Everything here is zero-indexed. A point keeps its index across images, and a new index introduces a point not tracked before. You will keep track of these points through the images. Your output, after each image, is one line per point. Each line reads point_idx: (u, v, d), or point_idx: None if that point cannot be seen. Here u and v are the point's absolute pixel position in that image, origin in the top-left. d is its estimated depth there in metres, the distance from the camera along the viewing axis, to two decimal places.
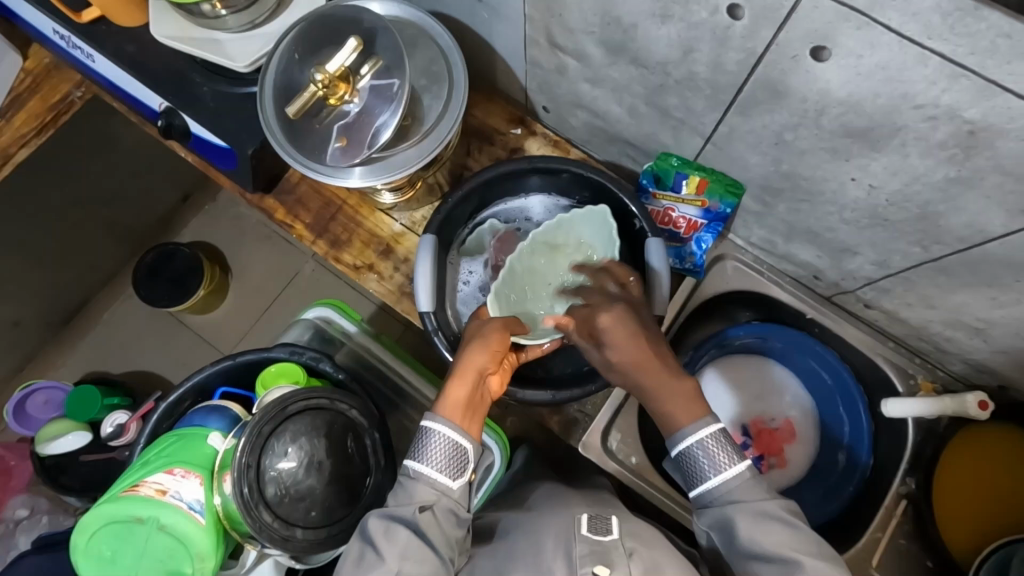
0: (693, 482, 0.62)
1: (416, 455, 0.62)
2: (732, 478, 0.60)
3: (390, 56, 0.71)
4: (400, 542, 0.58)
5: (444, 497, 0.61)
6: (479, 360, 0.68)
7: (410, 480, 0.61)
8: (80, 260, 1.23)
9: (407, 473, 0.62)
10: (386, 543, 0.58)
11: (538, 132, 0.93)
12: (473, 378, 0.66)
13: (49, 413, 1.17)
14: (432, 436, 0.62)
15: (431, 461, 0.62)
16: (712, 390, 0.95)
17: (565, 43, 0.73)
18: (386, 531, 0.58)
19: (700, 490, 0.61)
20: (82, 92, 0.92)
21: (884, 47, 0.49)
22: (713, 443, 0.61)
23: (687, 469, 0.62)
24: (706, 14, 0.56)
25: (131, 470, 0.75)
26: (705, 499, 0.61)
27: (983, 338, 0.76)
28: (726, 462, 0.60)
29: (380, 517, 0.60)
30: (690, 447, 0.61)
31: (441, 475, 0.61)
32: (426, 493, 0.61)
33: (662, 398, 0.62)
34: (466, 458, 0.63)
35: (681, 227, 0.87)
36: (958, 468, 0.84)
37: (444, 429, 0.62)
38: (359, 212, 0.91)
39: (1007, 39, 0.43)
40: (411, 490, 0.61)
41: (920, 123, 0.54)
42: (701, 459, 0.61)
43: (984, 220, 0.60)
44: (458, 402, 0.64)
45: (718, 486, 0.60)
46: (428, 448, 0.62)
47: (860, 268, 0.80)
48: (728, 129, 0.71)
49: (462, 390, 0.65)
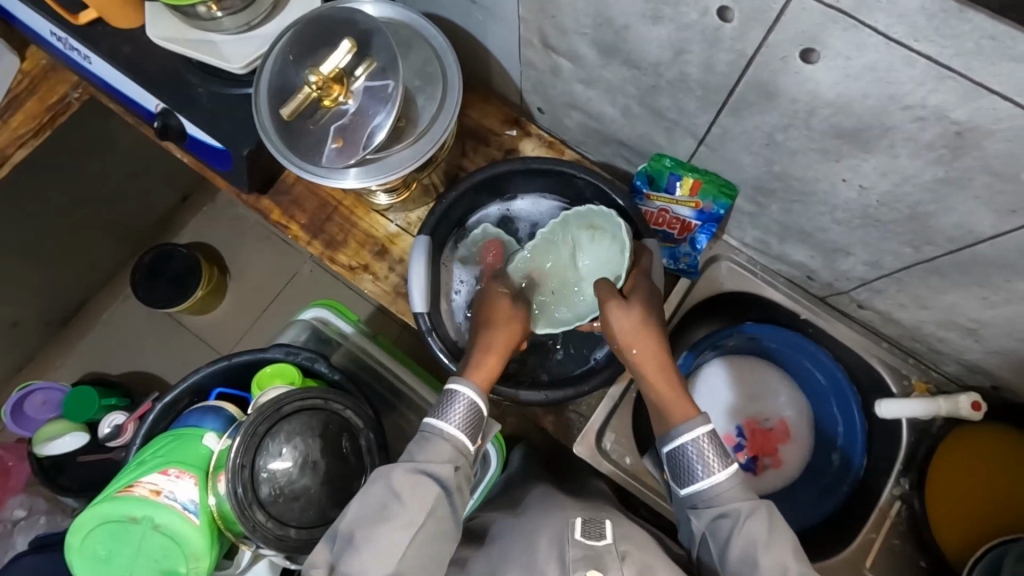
0: (683, 480, 0.64)
1: (444, 414, 0.66)
2: (723, 479, 0.62)
3: (384, 58, 0.72)
4: (431, 495, 0.60)
5: (465, 460, 0.65)
6: (506, 336, 0.75)
7: (436, 437, 0.65)
8: (79, 261, 1.23)
9: (433, 429, 0.65)
10: (416, 494, 0.60)
11: (533, 133, 0.93)
12: (499, 354, 0.73)
13: (47, 413, 1.17)
14: (461, 396, 0.67)
15: (456, 421, 0.66)
16: (705, 395, 0.95)
17: (559, 44, 0.73)
18: (416, 484, 0.60)
19: (690, 490, 0.63)
20: (79, 93, 0.92)
21: (872, 48, 0.49)
22: (707, 442, 0.64)
23: (680, 467, 0.64)
24: (696, 16, 0.56)
25: (126, 470, 0.75)
26: (694, 499, 0.63)
27: (975, 338, 0.76)
28: (718, 465, 0.63)
29: (408, 468, 0.62)
30: (682, 444, 0.64)
31: (466, 438, 0.65)
32: (452, 452, 0.64)
33: (665, 397, 0.69)
34: (484, 421, 0.68)
35: (675, 228, 0.88)
36: (952, 470, 0.84)
37: (475, 390, 0.67)
38: (355, 213, 0.92)
39: (992, 40, 0.43)
40: (439, 448, 0.64)
41: (909, 124, 0.54)
42: (692, 458, 0.63)
43: (973, 221, 0.60)
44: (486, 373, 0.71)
45: (710, 488, 0.62)
46: (452, 406, 0.66)
47: (853, 269, 0.80)
48: (721, 130, 0.71)
49: (489, 364, 0.72)
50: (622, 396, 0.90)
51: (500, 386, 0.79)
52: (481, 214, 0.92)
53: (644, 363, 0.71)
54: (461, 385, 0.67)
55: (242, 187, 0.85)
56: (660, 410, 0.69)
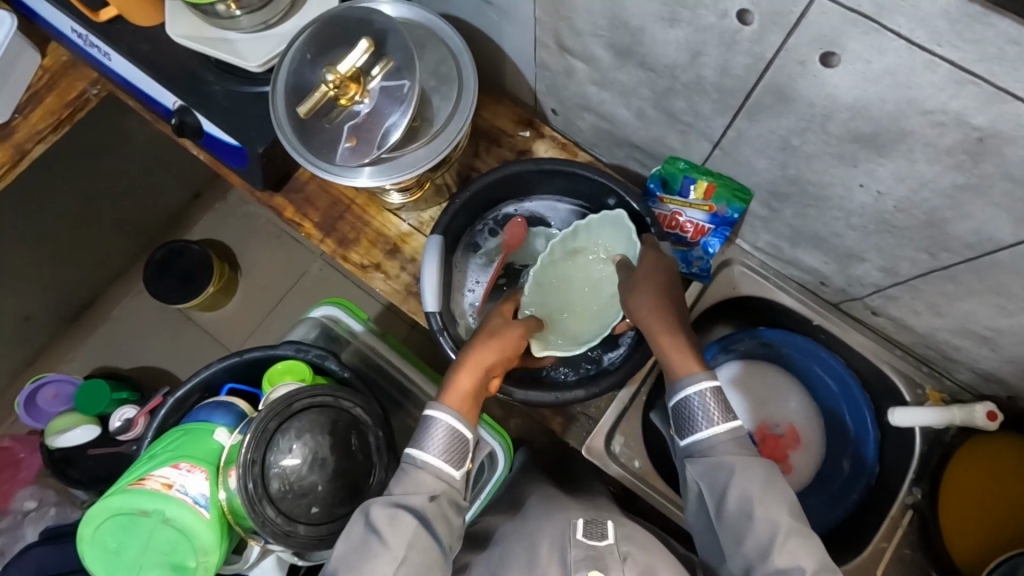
0: (684, 431, 0.64)
1: (425, 444, 0.63)
2: (722, 431, 0.62)
3: (400, 57, 0.72)
4: (408, 531, 0.58)
5: (447, 487, 0.63)
6: (490, 354, 0.70)
7: (416, 469, 0.62)
8: (93, 255, 1.24)
9: (412, 460, 0.63)
10: (394, 531, 0.58)
11: (546, 134, 0.93)
12: (481, 374, 0.68)
13: (59, 406, 1.18)
14: (438, 420, 0.64)
15: (434, 449, 0.63)
16: (727, 394, 0.95)
17: (575, 46, 0.73)
18: (395, 520, 0.59)
19: (689, 440, 0.64)
20: (98, 89, 0.93)
21: (892, 52, 0.49)
22: (712, 397, 0.64)
23: (682, 418, 0.65)
24: (714, 19, 0.56)
25: (138, 464, 0.75)
26: (692, 449, 0.64)
27: (990, 347, 0.76)
28: (719, 418, 0.63)
29: (386, 503, 0.60)
30: (686, 396, 0.64)
31: (446, 465, 0.63)
32: (433, 483, 0.62)
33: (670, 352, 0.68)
34: (468, 447, 0.65)
35: (688, 231, 0.88)
36: (964, 476, 0.84)
37: (454, 416, 0.64)
38: (367, 211, 0.92)
39: (1016, 45, 0.43)
40: (418, 479, 0.62)
41: (928, 129, 0.53)
42: (695, 410, 0.64)
43: (992, 228, 0.59)
44: (466, 394, 0.66)
45: (709, 437, 0.63)
46: (431, 434, 0.64)
47: (868, 275, 0.79)
48: (736, 133, 0.71)
49: (469, 383, 0.67)
50: (632, 399, 0.89)
51: (514, 389, 0.78)
52: (494, 214, 0.92)
53: (645, 322, 0.70)
54: (437, 409, 0.64)
55: (257, 185, 0.85)
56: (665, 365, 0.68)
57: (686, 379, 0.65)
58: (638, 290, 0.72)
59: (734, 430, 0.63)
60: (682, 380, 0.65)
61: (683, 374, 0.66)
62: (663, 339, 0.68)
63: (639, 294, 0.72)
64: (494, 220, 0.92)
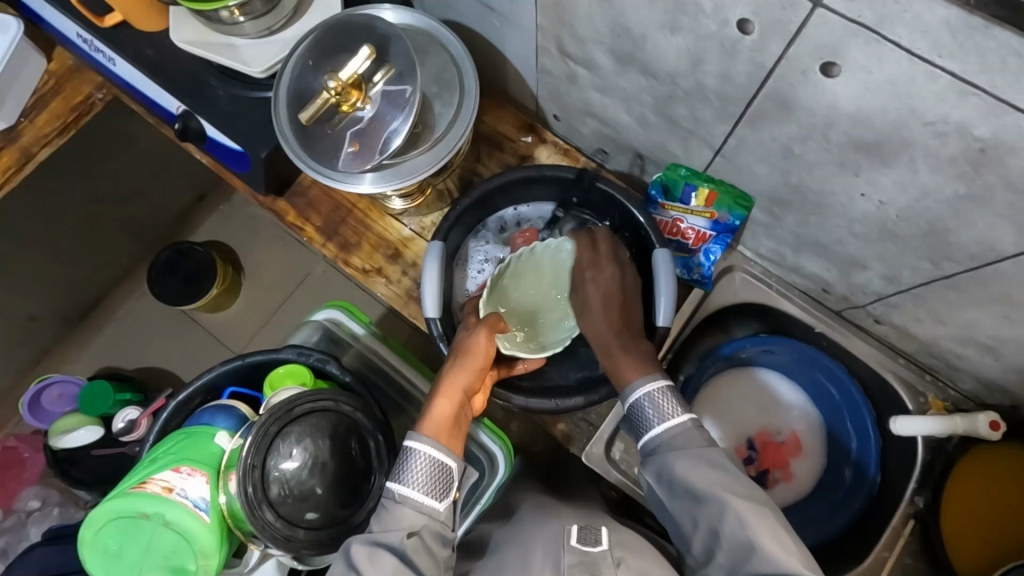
0: (639, 431, 0.66)
1: (403, 477, 0.62)
2: (674, 425, 0.64)
3: (402, 63, 0.72)
4: (387, 567, 0.56)
5: (431, 520, 0.61)
6: (467, 377, 0.70)
7: (395, 504, 0.61)
8: (99, 256, 1.25)
9: (392, 496, 0.62)
10: (371, 567, 0.56)
11: (548, 140, 0.93)
12: (459, 398, 0.68)
13: (63, 407, 1.18)
14: (418, 452, 0.63)
15: (415, 483, 0.62)
16: (705, 422, 0.93)
17: (576, 52, 0.73)
18: (373, 556, 0.57)
19: (644, 439, 0.66)
20: (103, 94, 0.94)
21: (893, 62, 0.48)
22: (660, 395, 0.66)
23: (635, 420, 0.67)
24: (715, 27, 0.56)
25: (139, 466, 0.76)
26: (648, 447, 0.65)
27: (994, 356, 0.75)
28: (671, 413, 0.65)
29: (364, 542, 0.59)
30: (637, 399, 0.66)
31: (427, 498, 0.61)
32: (414, 518, 0.60)
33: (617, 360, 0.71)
34: (452, 477, 0.64)
35: (689, 238, 0.88)
36: (967, 484, 0.83)
37: (432, 447, 0.63)
38: (369, 216, 0.92)
39: (1018, 57, 0.43)
40: (397, 515, 0.61)
41: (930, 138, 0.53)
42: (648, 411, 0.66)
43: (995, 238, 0.59)
44: (445, 420, 0.66)
45: (661, 433, 0.64)
46: (410, 467, 0.62)
47: (870, 282, 0.79)
48: (737, 141, 0.71)
49: (447, 408, 0.67)
50: None
51: (515, 399, 0.79)
52: (496, 219, 0.92)
53: (601, 336, 0.74)
54: (419, 442, 0.63)
55: (258, 189, 0.86)
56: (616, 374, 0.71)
57: (633, 382, 0.68)
58: (593, 315, 0.76)
59: (685, 423, 0.64)
60: (630, 384, 0.68)
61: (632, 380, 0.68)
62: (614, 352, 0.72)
63: (594, 319, 0.76)
64: (498, 223, 0.92)
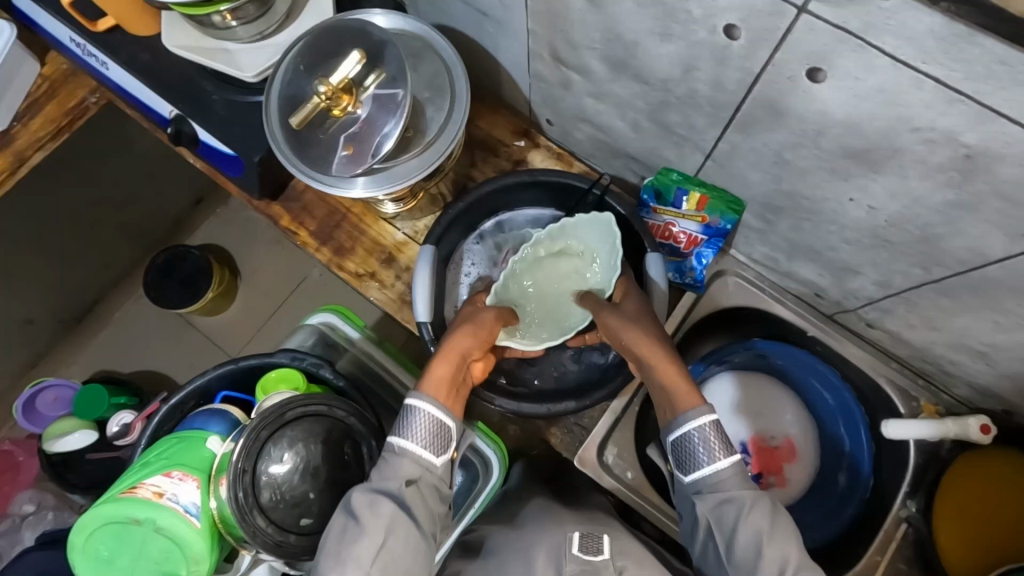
0: (686, 467, 0.64)
1: (404, 431, 0.64)
2: (726, 466, 0.62)
3: (394, 67, 0.72)
4: (386, 516, 0.59)
5: (428, 473, 0.64)
6: (467, 343, 0.71)
7: (394, 455, 0.63)
8: (93, 260, 1.24)
9: (393, 447, 0.64)
10: (369, 516, 0.59)
11: (542, 144, 0.93)
12: (459, 359, 0.69)
13: (58, 410, 1.18)
14: (415, 413, 0.65)
15: (415, 437, 0.64)
16: None
17: (569, 58, 0.73)
18: (372, 505, 0.60)
19: (693, 476, 0.64)
20: (98, 98, 0.94)
21: (880, 70, 0.49)
22: (711, 430, 0.63)
23: (683, 454, 0.64)
24: (704, 34, 0.56)
25: (130, 471, 0.75)
26: (697, 485, 0.64)
27: (986, 362, 0.75)
28: (721, 452, 0.63)
29: (364, 490, 0.61)
30: (688, 431, 0.63)
31: (425, 452, 0.64)
32: (411, 468, 0.63)
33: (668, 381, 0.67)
34: (449, 437, 0.66)
35: (681, 242, 0.88)
36: (956, 495, 0.81)
37: (430, 408, 0.65)
38: (363, 220, 0.92)
39: (1003, 65, 0.43)
40: (395, 466, 0.63)
41: (918, 145, 0.53)
42: (697, 445, 0.63)
43: (984, 245, 0.59)
44: (444, 380, 0.67)
45: (712, 474, 0.62)
46: (410, 422, 0.65)
47: (862, 288, 0.79)
48: (728, 146, 0.71)
49: (445, 369, 0.68)
50: (625, 409, 0.89)
51: (510, 402, 0.79)
52: (480, 231, 0.91)
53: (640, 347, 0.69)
54: (419, 398, 0.65)
55: (252, 192, 0.86)
56: (665, 394, 0.67)
57: (688, 409, 0.64)
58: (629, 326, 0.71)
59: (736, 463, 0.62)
60: (685, 412, 0.64)
61: (687, 406, 0.65)
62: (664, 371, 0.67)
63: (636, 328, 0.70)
64: (477, 236, 0.91)
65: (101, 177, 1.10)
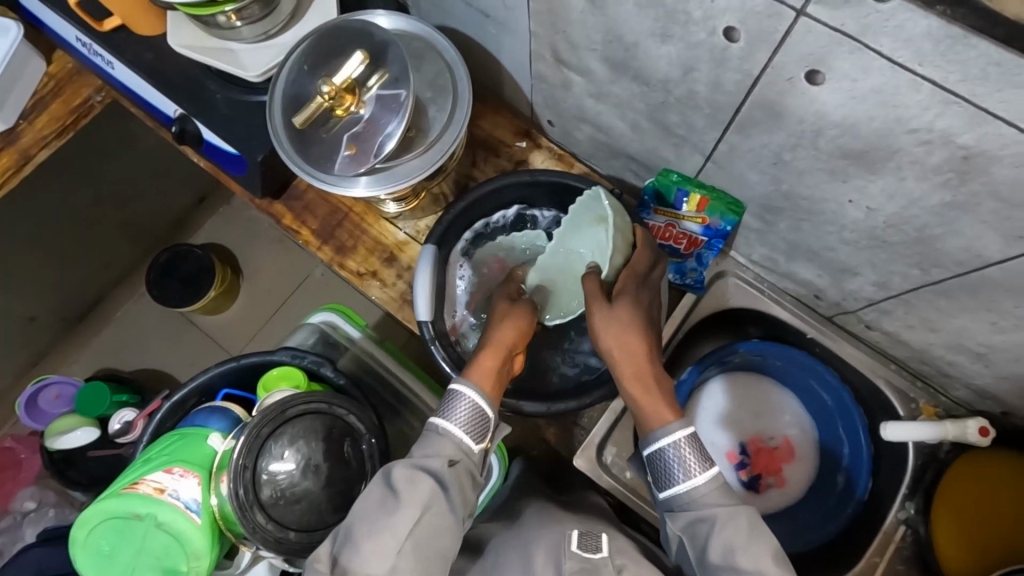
0: (662, 483, 0.63)
1: (448, 414, 0.64)
2: (703, 482, 0.61)
3: (397, 68, 0.73)
4: (425, 492, 0.58)
5: (466, 458, 0.63)
6: (508, 337, 0.72)
7: (437, 436, 0.63)
8: (97, 258, 1.25)
9: (435, 428, 0.64)
10: (409, 490, 0.58)
11: (543, 145, 0.94)
12: (504, 352, 0.70)
13: (59, 407, 1.19)
14: (465, 396, 0.65)
15: (458, 420, 0.64)
16: (707, 433, 0.94)
17: (569, 59, 0.74)
18: (412, 480, 0.59)
19: (667, 494, 0.63)
20: (102, 96, 0.94)
21: (877, 72, 0.49)
22: (687, 446, 0.62)
23: (658, 470, 0.63)
24: (704, 35, 0.57)
25: (133, 466, 0.76)
26: (671, 504, 0.62)
27: (984, 363, 0.75)
28: (697, 469, 0.61)
29: (406, 465, 0.60)
30: (661, 448, 0.63)
31: (466, 437, 0.64)
32: (453, 450, 0.62)
33: (642, 400, 0.67)
34: (489, 426, 0.66)
35: (682, 243, 0.88)
36: (955, 494, 0.82)
37: (479, 391, 0.65)
38: (365, 220, 0.93)
39: (997, 67, 0.43)
40: (437, 444, 0.63)
41: (915, 147, 0.54)
42: (671, 461, 0.62)
43: (981, 246, 0.60)
44: (489, 372, 0.68)
45: (688, 491, 0.61)
46: (457, 405, 0.64)
47: (861, 289, 0.79)
48: (728, 147, 0.71)
49: (492, 363, 0.69)
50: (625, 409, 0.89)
51: (512, 399, 0.80)
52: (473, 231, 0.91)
53: (620, 361, 0.69)
54: (465, 386, 0.65)
55: (255, 191, 0.86)
56: (637, 409, 0.67)
57: (657, 431, 0.64)
58: (614, 333, 0.70)
59: (713, 477, 0.61)
60: (653, 433, 0.64)
61: (656, 428, 0.65)
62: (639, 389, 0.68)
63: (619, 340, 0.69)
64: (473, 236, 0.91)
65: (105, 176, 1.10)
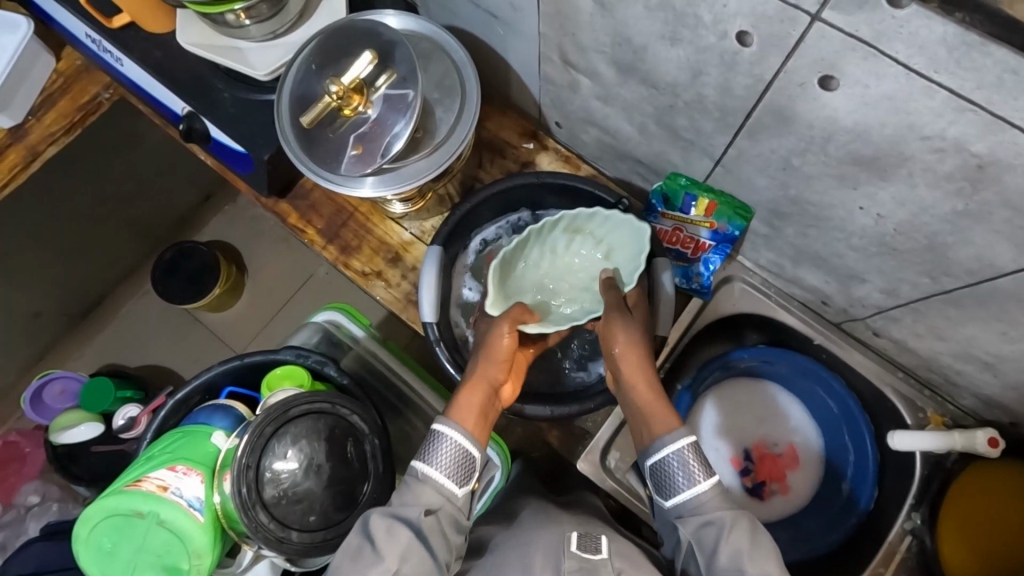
0: (667, 491, 0.62)
1: (428, 458, 0.64)
2: (707, 488, 0.60)
3: (405, 68, 0.72)
4: (401, 543, 0.58)
5: (449, 504, 0.63)
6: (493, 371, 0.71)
7: (417, 481, 0.63)
8: (103, 254, 1.25)
9: (417, 472, 0.63)
10: (387, 541, 0.58)
11: (549, 147, 0.93)
12: (485, 390, 0.69)
13: (64, 403, 1.19)
14: (444, 438, 0.64)
15: (439, 465, 0.63)
16: (710, 442, 0.94)
17: (578, 61, 0.73)
18: (390, 531, 0.59)
19: (674, 502, 0.62)
20: (111, 93, 0.95)
21: (891, 78, 0.48)
22: (691, 453, 0.62)
23: (662, 478, 0.63)
24: (714, 39, 0.56)
25: (135, 464, 0.76)
26: (680, 510, 0.61)
27: (993, 372, 0.75)
28: (701, 474, 0.61)
29: (383, 514, 0.61)
30: (666, 455, 0.62)
31: (448, 480, 0.63)
32: (432, 496, 0.62)
33: (647, 406, 0.67)
34: (472, 468, 0.65)
35: (689, 247, 0.88)
36: (961, 505, 0.81)
37: (459, 434, 0.64)
38: (370, 219, 0.92)
39: (1014, 74, 0.43)
40: (417, 492, 0.62)
41: (928, 154, 0.53)
42: (675, 469, 0.62)
43: (992, 255, 0.59)
44: (469, 408, 0.67)
45: (692, 498, 0.60)
46: (439, 448, 0.64)
47: (869, 296, 0.79)
48: (737, 152, 0.71)
49: (472, 400, 0.68)
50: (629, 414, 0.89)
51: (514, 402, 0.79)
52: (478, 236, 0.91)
53: (628, 368, 0.69)
54: (446, 427, 0.65)
55: (261, 190, 0.86)
56: (642, 414, 0.67)
57: (663, 436, 0.63)
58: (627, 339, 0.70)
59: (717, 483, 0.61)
60: (659, 438, 0.63)
61: (662, 433, 0.64)
62: (645, 395, 0.67)
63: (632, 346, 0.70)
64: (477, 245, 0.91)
65: (112, 173, 1.10)
